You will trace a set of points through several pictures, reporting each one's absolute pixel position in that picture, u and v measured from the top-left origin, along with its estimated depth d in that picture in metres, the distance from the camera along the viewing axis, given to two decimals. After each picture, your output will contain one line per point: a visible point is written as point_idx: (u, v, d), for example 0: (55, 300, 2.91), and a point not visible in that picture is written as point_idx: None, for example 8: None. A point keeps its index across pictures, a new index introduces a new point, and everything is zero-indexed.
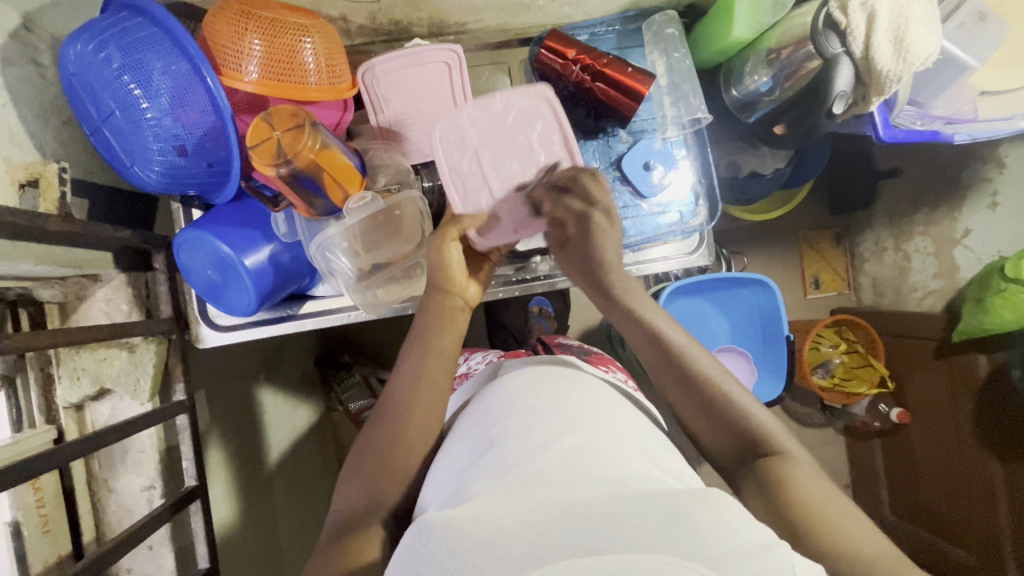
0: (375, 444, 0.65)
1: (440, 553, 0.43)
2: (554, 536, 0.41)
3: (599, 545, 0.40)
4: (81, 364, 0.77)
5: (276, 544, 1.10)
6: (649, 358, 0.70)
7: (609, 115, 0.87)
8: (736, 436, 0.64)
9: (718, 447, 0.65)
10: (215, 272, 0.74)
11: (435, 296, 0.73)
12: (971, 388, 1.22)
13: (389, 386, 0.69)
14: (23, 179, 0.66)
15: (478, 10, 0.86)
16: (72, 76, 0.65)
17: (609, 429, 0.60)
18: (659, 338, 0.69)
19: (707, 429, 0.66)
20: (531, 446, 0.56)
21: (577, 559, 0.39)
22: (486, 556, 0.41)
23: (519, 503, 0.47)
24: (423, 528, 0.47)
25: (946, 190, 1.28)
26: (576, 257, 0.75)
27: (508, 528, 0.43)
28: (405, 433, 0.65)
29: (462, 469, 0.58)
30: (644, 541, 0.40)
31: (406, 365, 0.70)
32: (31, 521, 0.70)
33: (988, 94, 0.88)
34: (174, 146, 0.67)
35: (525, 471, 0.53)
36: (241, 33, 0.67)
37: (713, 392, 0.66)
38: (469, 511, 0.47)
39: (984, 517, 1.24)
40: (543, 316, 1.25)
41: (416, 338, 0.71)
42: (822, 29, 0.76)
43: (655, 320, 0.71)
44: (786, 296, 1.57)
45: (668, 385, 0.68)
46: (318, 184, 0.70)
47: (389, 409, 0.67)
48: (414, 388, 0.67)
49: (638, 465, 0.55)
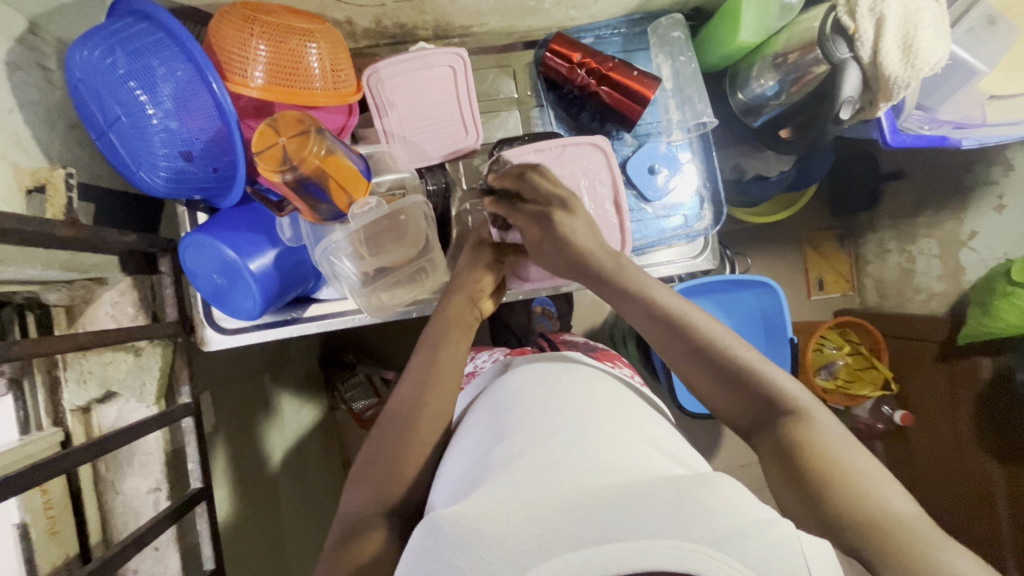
0: (382, 444, 0.65)
1: (451, 549, 0.44)
2: (562, 528, 0.43)
3: (607, 534, 0.42)
4: (89, 367, 0.78)
5: (281, 543, 1.11)
6: (646, 325, 0.70)
7: (614, 119, 0.86)
8: (752, 398, 0.64)
9: (737, 413, 0.65)
10: (221, 275, 0.75)
11: (449, 303, 0.74)
12: (976, 391, 1.22)
13: (397, 388, 0.69)
14: (30, 184, 0.66)
15: (484, 13, 0.85)
16: (79, 82, 0.65)
17: (617, 421, 0.61)
18: (655, 307, 0.69)
19: (720, 396, 0.65)
20: (538, 437, 0.57)
21: (586, 550, 0.41)
22: (496, 552, 0.42)
23: (527, 496, 0.48)
24: (433, 527, 0.48)
25: (952, 192, 1.27)
26: (560, 241, 0.74)
27: (517, 524, 0.44)
28: (414, 430, 0.65)
29: (472, 462, 0.59)
30: (652, 526, 0.42)
31: (412, 368, 0.70)
32: (39, 523, 0.71)
33: (997, 98, 0.87)
34: (181, 151, 0.67)
35: (532, 461, 0.53)
36: (247, 39, 0.67)
37: (723, 357, 0.65)
38: (478, 507, 0.48)
39: (988, 520, 1.24)
40: (547, 316, 1.28)
41: (424, 345, 0.71)
42: (829, 35, 0.76)
43: (653, 291, 0.70)
44: (790, 298, 1.56)
45: (677, 356, 0.67)
46: (323, 189, 0.70)
47: (396, 410, 0.67)
48: (420, 393, 0.67)
49: (645, 455, 0.56)
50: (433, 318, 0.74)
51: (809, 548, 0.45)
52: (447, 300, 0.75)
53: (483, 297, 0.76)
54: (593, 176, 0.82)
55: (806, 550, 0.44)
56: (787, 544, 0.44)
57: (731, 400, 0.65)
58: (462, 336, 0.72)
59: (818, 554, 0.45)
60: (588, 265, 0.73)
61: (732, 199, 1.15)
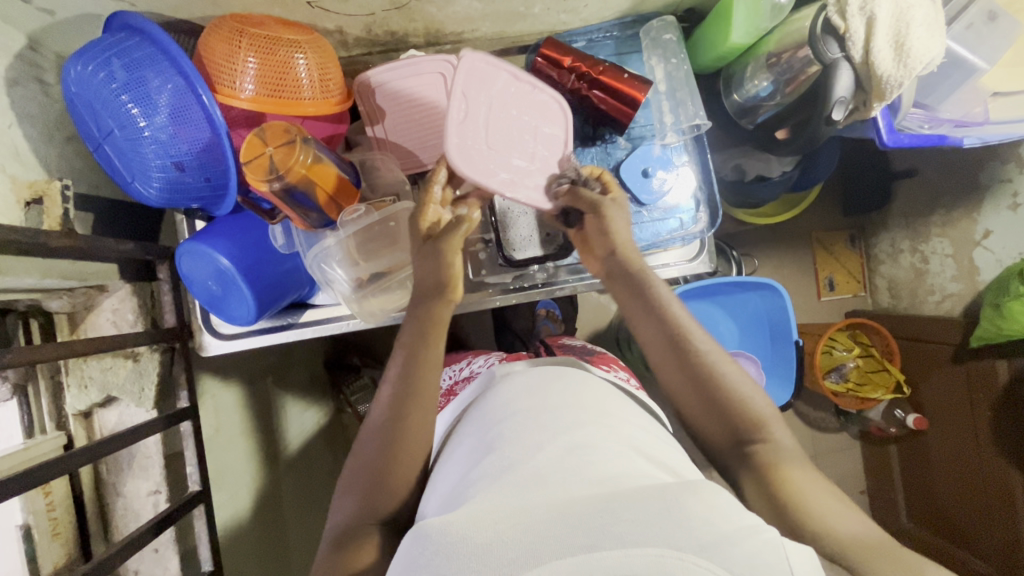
0: (367, 441, 0.65)
1: (437, 559, 0.44)
2: (549, 536, 0.43)
3: (593, 542, 0.42)
4: (89, 372, 0.79)
5: (283, 544, 1.12)
6: (661, 345, 0.70)
7: (608, 123, 0.85)
8: (729, 419, 0.67)
9: (718, 434, 0.68)
10: (216, 283, 0.76)
11: (430, 299, 0.70)
12: (991, 395, 1.19)
13: (377, 400, 0.68)
14: (28, 197, 0.68)
15: (474, 19, 0.86)
16: (74, 94, 0.67)
17: (606, 429, 0.61)
18: (672, 328, 0.70)
19: (696, 407, 0.68)
20: (528, 447, 0.57)
21: (573, 558, 0.41)
22: (483, 561, 0.43)
23: (516, 506, 0.48)
24: (419, 536, 0.48)
25: (966, 191, 1.24)
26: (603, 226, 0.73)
27: (504, 531, 0.44)
28: (402, 427, 0.65)
29: (462, 473, 0.59)
30: (638, 534, 0.42)
31: (392, 366, 0.69)
32: (41, 524, 0.73)
33: (1001, 95, 0.84)
34: (172, 162, 0.69)
35: (521, 471, 0.53)
36: (236, 51, 0.68)
37: (712, 378, 0.68)
38: (464, 517, 0.48)
39: (1004, 526, 1.21)
40: (550, 319, 1.28)
41: (401, 345, 0.69)
42: (820, 35, 0.74)
43: (674, 310, 0.71)
44: (798, 299, 1.53)
45: (677, 379, 0.69)
46: (311, 199, 0.70)
47: (379, 411, 0.67)
48: (397, 409, 0.65)
49: (632, 461, 0.56)
50: (426, 321, 0.69)
51: (793, 554, 0.45)
52: (444, 300, 0.70)
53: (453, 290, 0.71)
54: (501, 91, 0.73)
55: (791, 556, 0.45)
56: (772, 552, 0.44)
57: (705, 416, 0.68)
58: (439, 338, 0.69)
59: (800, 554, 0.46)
60: (633, 271, 0.73)
61: (735, 198, 1.15)
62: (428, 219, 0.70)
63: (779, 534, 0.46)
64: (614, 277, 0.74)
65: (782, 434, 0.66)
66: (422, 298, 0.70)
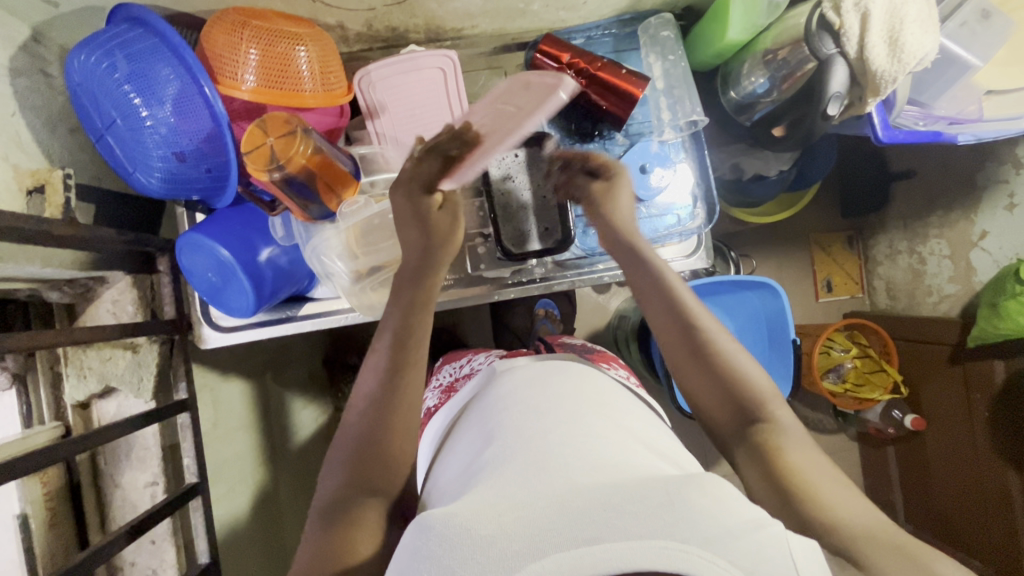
0: (360, 417, 0.63)
1: (440, 551, 0.44)
2: (551, 529, 0.43)
3: (596, 535, 0.42)
4: (87, 363, 0.79)
5: (279, 540, 1.12)
6: (667, 325, 0.71)
7: (604, 119, 0.86)
8: (732, 400, 0.67)
9: (720, 414, 0.68)
10: (216, 275, 0.76)
11: (422, 270, 0.68)
12: (988, 394, 1.19)
13: (364, 376, 0.66)
14: (29, 185, 0.68)
15: (474, 16, 0.87)
16: (77, 85, 0.68)
17: (608, 421, 0.61)
18: (678, 307, 0.70)
19: (706, 386, 0.68)
20: (528, 436, 0.57)
21: (577, 551, 0.41)
22: (486, 553, 0.42)
23: (519, 498, 0.48)
24: (423, 527, 0.47)
25: (963, 192, 1.25)
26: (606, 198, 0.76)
27: (507, 523, 0.44)
28: (396, 408, 0.63)
29: (466, 462, 0.59)
30: (642, 527, 0.42)
31: (380, 342, 0.66)
32: (38, 513, 0.73)
33: (994, 93, 0.85)
34: (173, 152, 0.69)
35: (524, 461, 0.54)
36: (237, 43, 0.69)
37: (715, 356, 0.68)
38: (468, 509, 0.47)
39: (1003, 526, 1.21)
40: (549, 318, 1.25)
41: (392, 320, 0.66)
42: (815, 32, 0.76)
43: (679, 289, 0.71)
44: (797, 300, 1.54)
45: (682, 357, 0.70)
46: (310, 188, 0.72)
47: (369, 385, 0.64)
48: (393, 394, 0.63)
49: (634, 453, 0.56)
50: (422, 289, 0.67)
51: (797, 550, 0.45)
52: (441, 265, 0.69)
53: (442, 259, 0.69)
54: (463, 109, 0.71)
55: (794, 551, 0.45)
56: (775, 545, 0.45)
57: (714, 394, 0.68)
58: (429, 309, 0.67)
59: (806, 554, 0.46)
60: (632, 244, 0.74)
61: (732, 199, 1.17)
62: (439, 198, 0.69)
63: (782, 528, 0.46)
64: (625, 252, 0.75)
65: (787, 416, 0.66)
66: (417, 270, 0.68)
